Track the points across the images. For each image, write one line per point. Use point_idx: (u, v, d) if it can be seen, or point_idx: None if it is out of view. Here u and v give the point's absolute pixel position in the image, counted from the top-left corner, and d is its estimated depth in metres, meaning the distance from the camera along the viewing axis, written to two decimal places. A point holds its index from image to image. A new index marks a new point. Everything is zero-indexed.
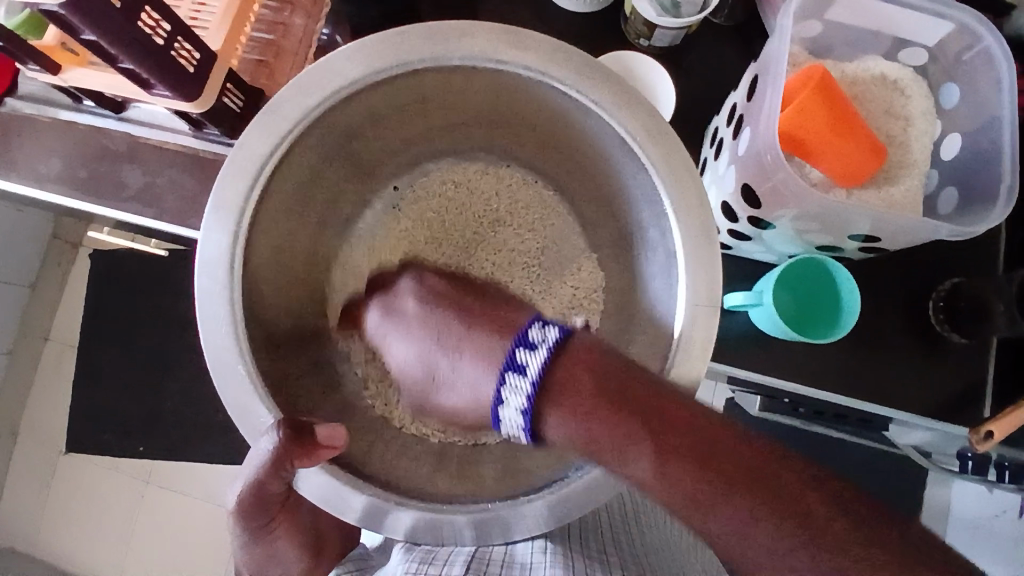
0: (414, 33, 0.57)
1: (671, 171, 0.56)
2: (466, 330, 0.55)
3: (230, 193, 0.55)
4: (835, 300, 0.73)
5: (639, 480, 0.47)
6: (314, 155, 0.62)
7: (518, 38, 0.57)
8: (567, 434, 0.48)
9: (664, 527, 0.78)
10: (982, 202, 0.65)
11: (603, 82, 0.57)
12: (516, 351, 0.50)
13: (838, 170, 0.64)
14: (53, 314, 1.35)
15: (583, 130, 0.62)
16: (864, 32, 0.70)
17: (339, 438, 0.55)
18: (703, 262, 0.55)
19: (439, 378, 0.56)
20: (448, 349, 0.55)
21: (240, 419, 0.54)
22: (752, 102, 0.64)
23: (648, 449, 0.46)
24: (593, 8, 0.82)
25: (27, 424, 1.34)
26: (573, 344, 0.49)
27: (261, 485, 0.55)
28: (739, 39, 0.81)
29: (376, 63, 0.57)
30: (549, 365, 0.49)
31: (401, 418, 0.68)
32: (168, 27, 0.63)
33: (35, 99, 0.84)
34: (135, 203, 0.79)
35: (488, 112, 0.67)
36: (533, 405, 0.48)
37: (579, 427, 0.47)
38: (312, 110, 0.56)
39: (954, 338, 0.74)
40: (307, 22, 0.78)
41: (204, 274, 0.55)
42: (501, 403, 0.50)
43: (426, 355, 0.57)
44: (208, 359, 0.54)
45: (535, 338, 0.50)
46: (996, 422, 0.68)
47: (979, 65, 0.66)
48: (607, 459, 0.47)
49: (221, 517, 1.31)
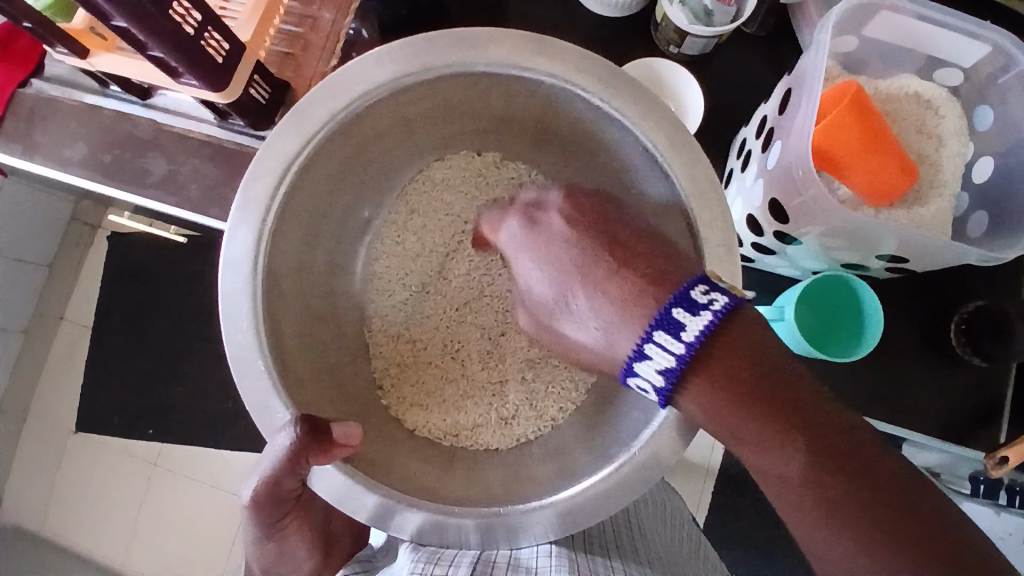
0: (441, 39, 0.56)
1: (694, 183, 0.55)
2: (610, 271, 0.51)
3: (257, 191, 0.56)
4: (858, 319, 0.71)
5: (780, 475, 0.42)
6: (342, 154, 0.62)
7: (544, 46, 0.56)
8: (707, 408, 0.45)
9: (671, 538, 0.78)
10: (1012, 227, 0.64)
11: (627, 90, 0.56)
12: (673, 308, 0.47)
13: (868, 187, 0.63)
14: (68, 294, 1.35)
15: (608, 138, 0.61)
16: (898, 49, 0.69)
17: (355, 437, 0.55)
18: (726, 276, 0.53)
19: (568, 307, 0.53)
20: (587, 285, 0.52)
21: (256, 414, 0.54)
22: (784, 116, 0.64)
23: (799, 445, 0.42)
24: (622, 14, 0.81)
25: (39, 402, 1.35)
26: (739, 317, 0.45)
27: (276, 482, 0.55)
28: (769, 49, 0.80)
29: (403, 67, 0.56)
30: (711, 332, 0.45)
31: (413, 421, 0.69)
32: (198, 17, 0.63)
33: (61, 82, 0.84)
34: (159, 191, 0.80)
35: (510, 116, 0.66)
36: (680, 370, 0.45)
37: (724, 398, 0.44)
38: (337, 112, 0.56)
39: (975, 361, 0.73)
40: (336, 17, 0.78)
41: (227, 271, 0.55)
42: (642, 357, 0.47)
43: (562, 283, 0.54)
44: (228, 352, 0.54)
45: (699, 300, 0.46)
46: (1012, 448, 0.67)
47: (1013, 87, 0.64)
48: (748, 447, 0.44)
49: (227, 503, 1.31)
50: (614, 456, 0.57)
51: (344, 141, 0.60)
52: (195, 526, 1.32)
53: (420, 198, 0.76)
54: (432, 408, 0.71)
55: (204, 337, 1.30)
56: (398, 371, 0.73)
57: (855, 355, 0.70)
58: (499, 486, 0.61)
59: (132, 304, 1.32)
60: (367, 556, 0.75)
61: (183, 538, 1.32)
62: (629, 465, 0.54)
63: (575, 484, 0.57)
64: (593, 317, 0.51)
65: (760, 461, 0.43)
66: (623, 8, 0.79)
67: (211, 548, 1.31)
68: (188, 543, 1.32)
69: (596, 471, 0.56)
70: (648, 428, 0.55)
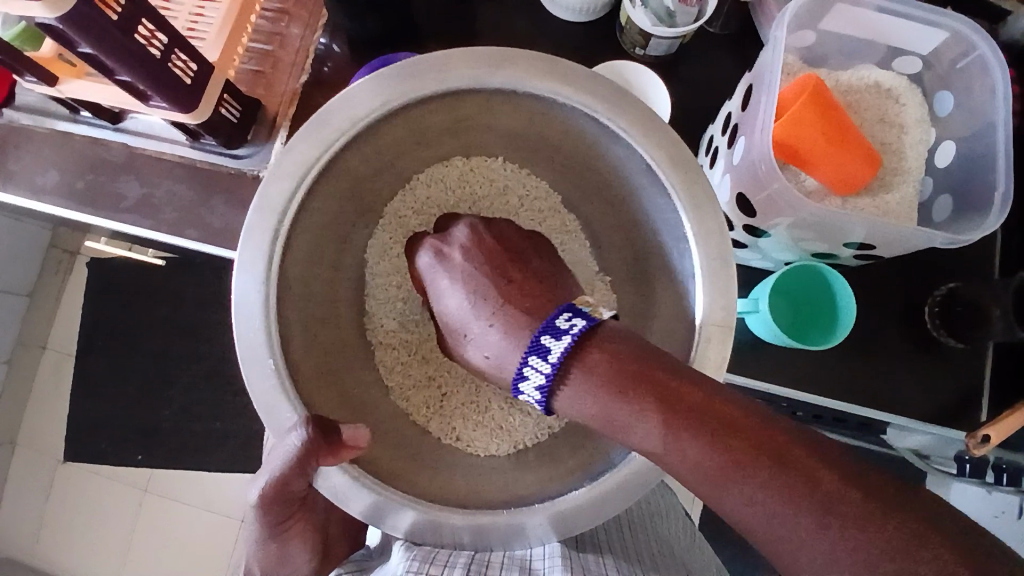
0: (459, 57, 0.57)
1: (692, 199, 0.56)
2: (503, 303, 0.57)
3: (275, 193, 0.54)
4: (833, 300, 0.72)
5: (650, 451, 0.48)
6: (353, 175, 0.61)
7: (556, 67, 0.57)
8: (581, 407, 0.50)
9: (668, 540, 0.76)
10: (976, 210, 0.65)
11: (632, 110, 0.57)
12: (542, 337, 0.52)
13: (833, 181, 0.64)
14: (50, 322, 1.34)
15: (607, 155, 0.62)
16: (859, 42, 0.70)
17: (363, 439, 0.54)
18: (722, 284, 0.55)
19: (469, 337, 0.58)
20: (482, 317, 0.57)
21: (264, 415, 0.52)
22: (746, 112, 0.65)
23: (658, 424, 0.47)
24: (588, 18, 0.82)
25: (26, 433, 1.34)
26: (598, 333, 0.52)
27: (286, 482, 0.54)
28: (735, 47, 0.81)
29: (423, 83, 0.57)
30: (570, 352, 0.51)
31: (424, 416, 0.67)
32: (164, 38, 0.64)
33: (32, 110, 0.81)
34: (135, 215, 0.80)
35: (519, 132, 0.66)
36: (550, 384, 0.51)
37: (587, 405, 0.50)
38: (358, 121, 0.56)
39: (951, 343, 0.74)
40: (305, 33, 0.82)
41: (242, 273, 0.54)
42: (522, 378, 0.52)
43: (461, 315, 0.59)
44: (238, 348, 0.53)
45: (562, 326, 0.52)
46: (994, 427, 0.67)
47: (975, 71, 0.66)
48: (615, 429, 0.49)
49: (217, 525, 1.30)
50: (614, 458, 0.56)
51: (354, 168, 0.60)
52: (189, 548, 1.30)
53: (422, 197, 0.71)
54: (436, 409, 0.68)
55: (190, 358, 1.30)
56: (403, 370, 0.69)
57: (846, 307, 0.70)
58: (498, 488, 0.59)
59: (117, 329, 1.32)
60: (361, 558, 0.74)
61: (177, 561, 1.30)
62: (628, 465, 0.54)
63: (578, 485, 0.56)
64: (495, 320, 0.57)
65: (630, 438, 0.49)
66: (588, 12, 0.80)
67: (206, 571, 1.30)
68: (182, 566, 1.30)
69: (597, 476, 0.56)
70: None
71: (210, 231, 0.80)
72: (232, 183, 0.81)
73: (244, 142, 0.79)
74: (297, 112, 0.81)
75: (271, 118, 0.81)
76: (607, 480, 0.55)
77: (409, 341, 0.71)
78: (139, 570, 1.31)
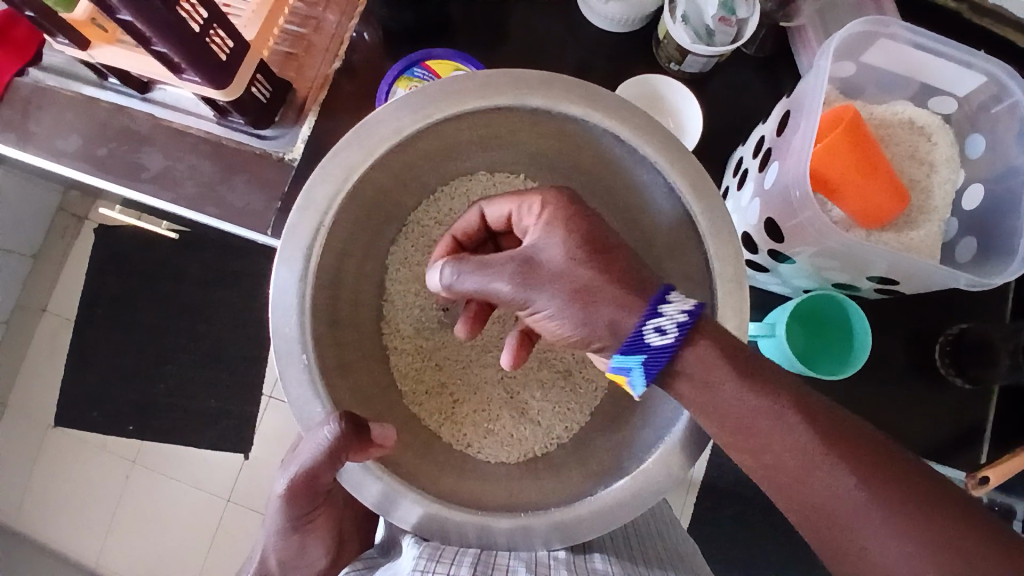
0: (500, 77, 0.56)
1: (714, 226, 0.55)
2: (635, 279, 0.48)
3: (318, 193, 0.54)
4: (848, 344, 0.74)
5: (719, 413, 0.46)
6: (392, 171, 0.61)
7: (588, 91, 0.57)
8: (705, 358, 0.46)
9: (677, 548, 0.73)
10: (997, 256, 0.66)
11: (652, 135, 0.56)
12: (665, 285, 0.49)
13: (860, 212, 0.65)
14: (52, 286, 1.33)
15: (632, 179, 0.62)
16: (896, 76, 0.71)
17: (390, 438, 0.54)
18: (736, 304, 0.54)
19: (585, 291, 0.47)
20: (614, 281, 0.47)
21: (295, 409, 0.53)
22: (782, 138, 0.65)
23: (751, 391, 0.46)
24: (626, 30, 0.81)
25: (18, 395, 1.33)
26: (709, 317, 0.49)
27: (313, 474, 0.54)
28: (769, 71, 0.81)
29: (466, 99, 0.56)
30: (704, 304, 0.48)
31: (431, 417, 0.67)
32: (205, 14, 0.63)
33: (59, 72, 0.82)
34: (155, 187, 0.79)
35: (544, 150, 0.66)
36: (698, 313, 0.46)
37: (709, 356, 0.46)
38: (403, 133, 0.56)
39: (958, 382, 0.75)
40: (341, 19, 0.82)
41: (283, 266, 0.54)
42: (661, 303, 0.46)
43: (597, 267, 0.48)
44: (272, 342, 0.53)
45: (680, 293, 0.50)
46: (993, 469, 0.68)
47: (1004, 116, 0.67)
48: (718, 388, 0.46)
49: (203, 505, 1.29)
50: (626, 467, 0.57)
51: (392, 166, 0.60)
52: (173, 524, 1.29)
53: (445, 209, 0.71)
54: (448, 415, 0.67)
55: (190, 332, 1.31)
56: (416, 374, 0.69)
57: (857, 319, 0.72)
58: (502, 495, 0.59)
59: (122, 298, 1.32)
60: (371, 556, 0.72)
61: (160, 537, 1.29)
62: (646, 470, 0.54)
63: (600, 489, 0.56)
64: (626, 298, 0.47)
65: (729, 400, 0.46)
66: (628, 23, 0.79)
67: (188, 549, 1.28)
68: (163, 542, 1.28)
69: (614, 480, 0.56)
70: (666, 439, 0.55)
71: (230, 209, 0.79)
72: (253, 163, 0.79)
73: (272, 123, 0.80)
74: (327, 97, 0.80)
75: (300, 102, 0.81)
76: (625, 486, 0.54)
77: (424, 347, 0.70)
78: (121, 544, 1.29)
